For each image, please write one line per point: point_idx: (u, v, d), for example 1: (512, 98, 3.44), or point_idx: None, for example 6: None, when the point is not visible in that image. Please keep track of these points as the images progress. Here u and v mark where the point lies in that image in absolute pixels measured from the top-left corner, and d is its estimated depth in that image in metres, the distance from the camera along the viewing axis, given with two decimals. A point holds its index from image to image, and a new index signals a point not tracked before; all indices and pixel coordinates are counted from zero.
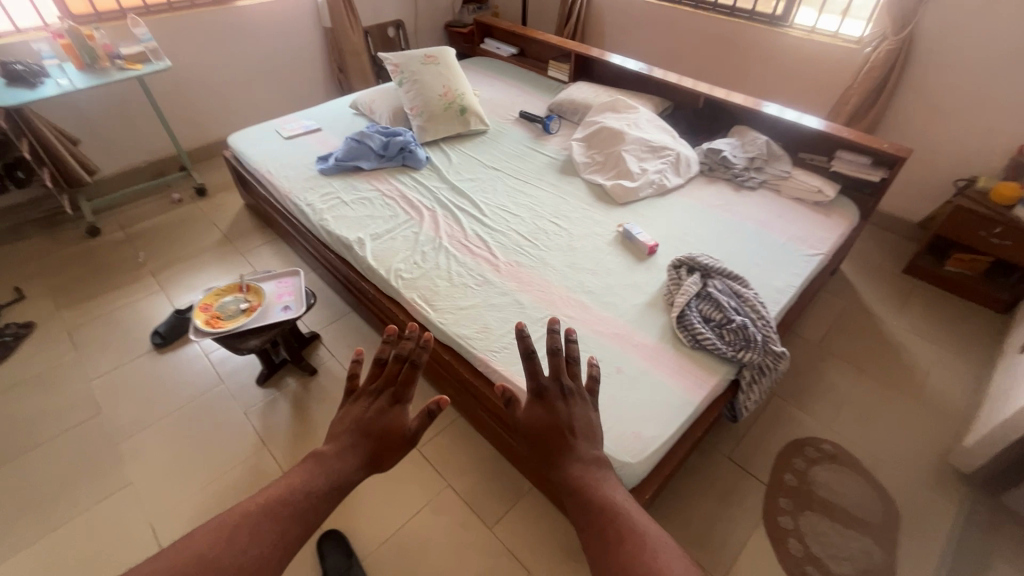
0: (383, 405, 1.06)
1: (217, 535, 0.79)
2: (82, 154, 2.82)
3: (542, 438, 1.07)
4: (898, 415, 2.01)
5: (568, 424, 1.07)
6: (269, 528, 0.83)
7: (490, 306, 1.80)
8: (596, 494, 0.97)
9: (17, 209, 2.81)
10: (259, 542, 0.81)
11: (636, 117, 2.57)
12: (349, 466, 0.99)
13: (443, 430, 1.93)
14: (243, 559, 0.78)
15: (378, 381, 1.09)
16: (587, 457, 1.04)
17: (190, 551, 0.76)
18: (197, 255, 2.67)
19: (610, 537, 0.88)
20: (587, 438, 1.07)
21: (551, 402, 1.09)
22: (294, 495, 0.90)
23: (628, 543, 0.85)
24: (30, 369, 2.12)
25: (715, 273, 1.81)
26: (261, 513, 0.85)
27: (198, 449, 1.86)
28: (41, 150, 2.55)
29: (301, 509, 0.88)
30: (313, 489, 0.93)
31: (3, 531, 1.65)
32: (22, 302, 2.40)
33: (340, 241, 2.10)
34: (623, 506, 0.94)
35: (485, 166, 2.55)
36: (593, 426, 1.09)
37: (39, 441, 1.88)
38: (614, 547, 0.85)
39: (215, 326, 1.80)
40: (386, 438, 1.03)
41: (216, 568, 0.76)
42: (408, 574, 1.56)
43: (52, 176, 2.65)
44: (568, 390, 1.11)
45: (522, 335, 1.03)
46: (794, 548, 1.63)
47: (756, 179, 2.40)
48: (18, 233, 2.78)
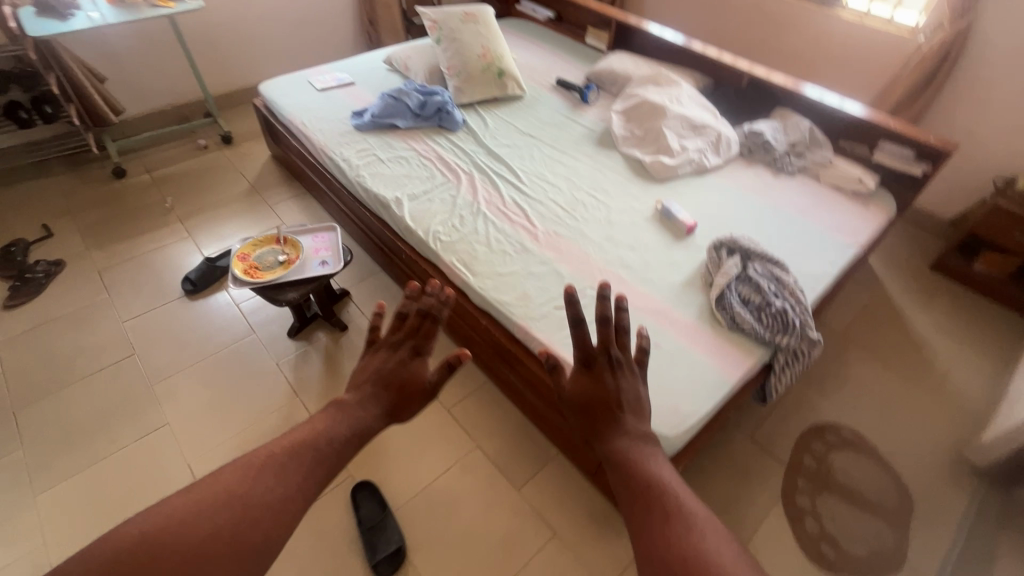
0: (403, 358, 1.02)
1: (243, 473, 0.77)
2: (109, 93, 2.76)
3: (585, 407, 0.99)
4: (918, 408, 2.05)
5: (615, 395, 0.98)
6: (296, 468, 0.81)
7: (529, 274, 1.81)
8: (643, 470, 0.88)
9: (42, 145, 2.77)
10: (287, 480, 0.79)
11: (678, 92, 2.51)
12: (370, 416, 0.95)
13: (472, 392, 1.97)
14: (269, 496, 0.77)
15: (399, 334, 1.05)
16: (634, 433, 0.96)
17: (213, 491, 0.74)
18: (225, 204, 2.65)
19: (657, 518, 0.80)
20: (634, 413, 0.97)
21: (598, 371, 1.00)
22: (317, 439, 0.87)
23: (677, 524, 0.77)
24: (63, 307, 2.14)
25: (755, 257, 1.82)
26: (284, 455, 0.83)
27: (232, 395, 1.90)
28: (69, 86, 2.49)
29: (324, 454, 0.86)
30: (336, 435, 0.90)
31: (45, 461, 1.70)
32: (50, 240, 2.40)
33: (377, 199, 2.09)
34: (674, 486, 0.85)
35: (522, 133, 2.50)
36: (641, 401, 1.00)
37: (75, 377, 1.92)
38: (660, 525, 0.78)
39: (254, 276, 1.80)
40: (405, 392, 0.99)
41: (244, 503, 0.74)
42: (439, 526, 1.62)
43: (78, 114, 2.60)
44: (617, 360, 1.00)
45: (573, 301, 0.92)
46: (810, 526, 1.69)
47: (796, 164, 2.37)
48: (44, 169, 2.76)
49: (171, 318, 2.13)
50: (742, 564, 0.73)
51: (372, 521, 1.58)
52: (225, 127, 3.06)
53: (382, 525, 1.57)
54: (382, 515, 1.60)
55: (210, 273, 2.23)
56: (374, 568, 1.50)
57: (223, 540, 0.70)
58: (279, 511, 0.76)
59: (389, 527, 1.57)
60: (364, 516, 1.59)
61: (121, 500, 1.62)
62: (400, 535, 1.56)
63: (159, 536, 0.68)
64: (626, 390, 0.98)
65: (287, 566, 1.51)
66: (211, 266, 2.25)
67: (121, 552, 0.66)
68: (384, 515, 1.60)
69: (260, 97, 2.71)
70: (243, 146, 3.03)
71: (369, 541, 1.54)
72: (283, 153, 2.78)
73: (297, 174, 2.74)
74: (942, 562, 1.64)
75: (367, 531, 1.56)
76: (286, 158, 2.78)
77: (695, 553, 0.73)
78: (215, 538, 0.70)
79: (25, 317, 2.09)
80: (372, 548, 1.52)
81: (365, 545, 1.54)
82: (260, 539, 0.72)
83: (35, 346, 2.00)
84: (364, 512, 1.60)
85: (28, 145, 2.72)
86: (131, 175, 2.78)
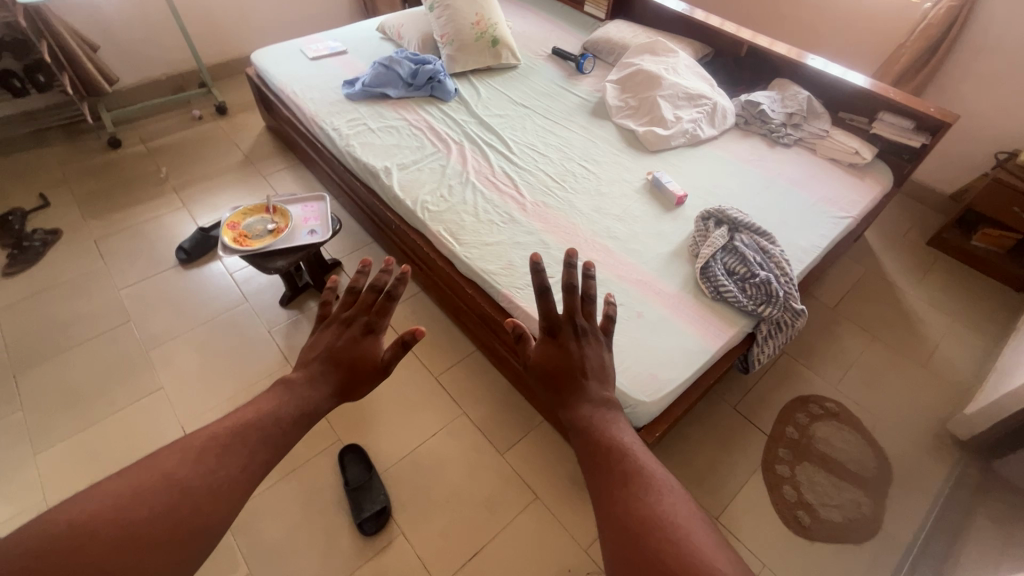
0: (354, 335, 0.93)
1: (183, 455, 0.69)
2: (102, 62, 2.75)
3: (550, 375, 0.99)
4: (904, 381, 2.06)
5: (580, 362, 0.98)
6: (241, 449, 0.73)
7: (515, 244, 1.81)
8: (605, 433, 0.88)
9: (38, 115, 2.77)
10: (231, 462, 0.71)
11: (674, 62, 2.46)
12: (320, 396, 0.87)
13: (460, 362, 2.00)
14: (211, 480, 0.69)
15: (351, 310, 0.95)
16: (599, 398, 0.95)
17: (140, 479, 0.65)
18: (219, 175, 2.66)
19: (615, 479, 0.79)
20: (598, 378, 0.97)
21: (562, 338, 1.00)
22: (263, 420, 0.79)
23: (634, 484, 0.76)
24: (59, 276, 2.17)
25: (742, 228, 1.81)
26: (228, 435, 0.74)
27: (225, 361, 1.94)
28: (61, 54, 2.47)
29: (272, 434, 0.78)
30: (284, 414, 0.81)
31: (44, 422, 1.75)
32: (47, 209, 2.43)
33: (367, 168, 2.09)
34: (635, 447, 0.85)
35: (515, 103, 2.47)
36: (606, 366, 1.00)
37: (73, 343, 1.96)
38: (618, 487, 0.77)
39: (242, 245, 1.82)
40: (358, 369, 0.90)
41: (184, 487, 0.66)
42: (424, 488, 1.67)
43: (72, 83, 2.59)
44: (581, 327, 1.02)
45: (536, 269, 0.92)
46: (788, 494, 1.72)
47: (792, 136, 2.34)
48: (41, 140, 2.77)
49: (165, 286, 2.16)
50: (699, 522, 0.72)
51: (358, 483, 1.62)
52: (218, 96, 3.04)
53: (368, 487, 1.61)
54: (368, 477, 1.64)
55: (203, 243, 2.26)
56: (360, 527, 1.55)
57: (162, 525, 0.63)
58: (223, 494, 0.68)
59: (375, 488, 1.62)
60: (351, 479, 1.64)
61: (117, 460, 1.68)
62: (386, 496, 1.61)
63: (79, 527, 0.59)
64: (590, 356, 0.98)
65: (277, 523, 1.57)
66: (203, 236, 2.27)
67: (35, 551, 0.57)
68: (370, 478, 1.64)
69: (252, 65, 2.68)
70: (237, 117, 3.03)
71: (355, 502, 1.58)
72: (276, 124, 2.78)
73: (290, 144, 2.73)
74: (917, 529, 1.67)
75: (353, 492, 1.60)
76: (279, 129, 2.77)
77: (651, 510, 0.72)
78: (148, 524, 0.62)
79: (23, 285, 2.13)
80: (358, 508, 1.57)
81: (351, 506, 1.59)
82: (202, 522, 0.65)
83: (33, 313, 2.04)
84: (350, 475, 1.65)
85: (23, 115, 2.73)
86: (126, 145, 2.79)
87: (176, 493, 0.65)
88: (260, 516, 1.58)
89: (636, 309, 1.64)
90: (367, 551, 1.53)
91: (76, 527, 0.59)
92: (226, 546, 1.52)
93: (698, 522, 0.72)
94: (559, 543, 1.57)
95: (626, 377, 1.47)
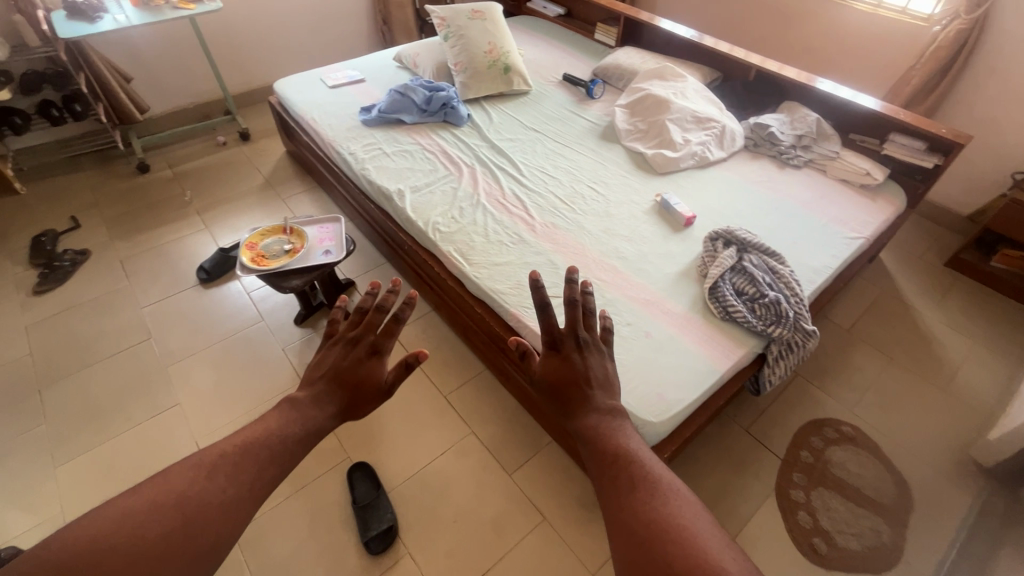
0: (360, 356, 0.94)
1: (195, 471, 0.71)
2: (134, 92, 2.89)
3: (554, 387, 0.99)
4: (923, 405, 2.01)
5: (583, 373, 0.99)
6: (249, 468, 0.75)
7: (524, 264, 1.84)
8: (611, 442, 0.88)
9: (73, 142, 2.92)
10: (240, 479, 0.73)
11: (683, 86, 2.51)
12: (323, 415, 0.88)
13: (469, 380, 2.01)
14: (221, 498, 0.70)
15: (356, 330, 0.96)
16: (604, 407, 0.96)
17: (151, 497, 0.67)
18: (240, 198, 2.75)
19: (622, 485, 0.79)
20: (602, 388, 0.98)
21: (565, 350, 1.01)
22: (270, 438, 0.80)
23: (640, 490, 0.76)
24: (86, 294, 2.26)
25: (751, 249, 1.81)
26: (236, 454, 0.75)
27: (240, 378, 1.98)
28: (97, 85, 2.62)
29: (278, 453, 0.79)
30: (290, 433, 0.83)
31: (66, 436, 1.80)
32: (78, 230, 2.54)
33: (381, 191, 2.15)
34: (640, 453, 0.85)
35: (526, 127, 2.53)
36: (609, 376, 1.01)
37: (97, 359, 2.03)
38: (625, 494, 0.77)
39: (260, 264, 1.87)
40: (361, 390, 0.91)
41: (196, 505, 0.68)
42: (431, 507, 1.66)
43: (106, 112, 2.73)
44: (583, 338, 1.02)
45: (535, 286, 0.94)
46: (803, 520, 1.67)
47: (802, 157, 2.34)
48: (75, 165, 2.91)
49: (186, 305, 2.23)
50: (709, 526, 0.72)
51: (365, 501, 1.63)
52: (242, 123, 3.17)
53: (374, 505, 1.62)
54: (375, 496, 1.64)
55: (223, 263, 2.33)
56: (366, 545, 1.55)
57: (171, 543, 0.64)
58: (233, 511, 0.70)
59: (381, 506, 1.62)
60: (358, 497, 1.64)
61: (132, 474, 1.71)
62: (393, 515, 1.61)
63: (96, 544, 0.61)
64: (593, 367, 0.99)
65: (284, 540, 1.58)
66: (224, 255, 2.34)
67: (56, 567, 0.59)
68: (377, 496, 1.64)
69: (275, 94, 2.80)
70: (259, 142, 3.14)
71: (361, 520, 1.59)
72: (296, 150, 2.88)
73: (308, 168, 2.82)
74: (940, 560, 1.61)
75: (360, 510, 1.61)
76: (299, 154, 2.87)
77: (657, 514, 0.72)
78: (163, 541, 0.64)
79: (51, 303, 2.22)
80: (365, 527, 1.57)
81: (358, 523, 1.59)
82: (210, 540, 0.67)
83: (60, 330, 2.12)
84: (357, 492, 1.65)
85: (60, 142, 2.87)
86: (154, 170, 2.91)
87: (184, 511, 0.67)
88: (268, 533, 1.59)
89: (644, 328, 1.64)
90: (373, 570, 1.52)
91: (89, 546, 0.61)
92: (235, 562, 1.53)
93: (707, 527, 0.71)
94: (566, 566, 1.55)
95: (634, 398, 1.47)
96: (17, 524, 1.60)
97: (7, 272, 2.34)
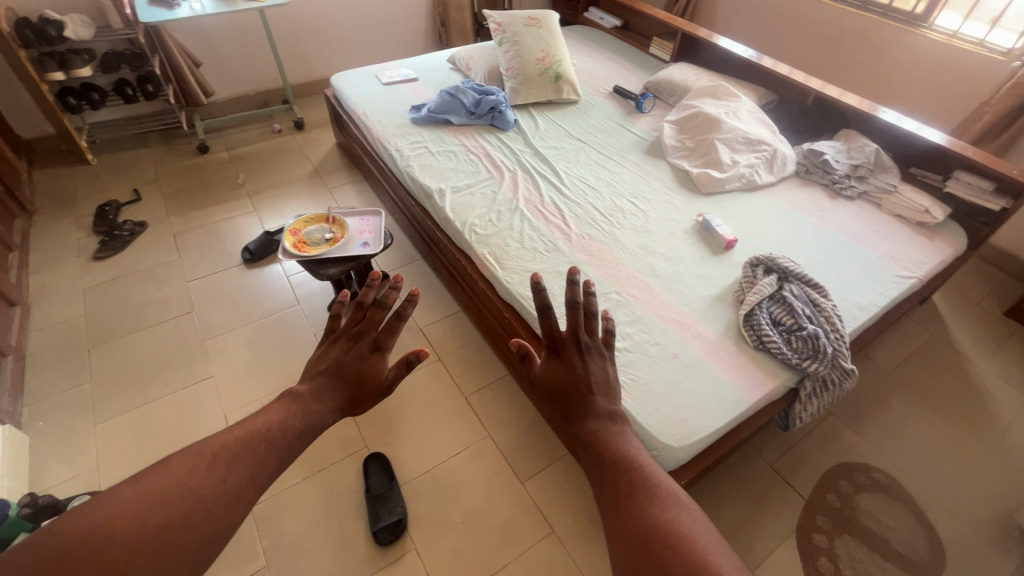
0: (361, 352, 0.95)
1: (197, 463, 0.70)
2: (202, 77, 3.05)
3: (555, 391, 0.98)
4: (967, 460, 1.88)
5: (583, 376, 0.98)
6: (249, 461, 0.74)
7: (556, 273, 1.83)
8: (611, 447, 0.86)
9: (143, 120, 3.10)
10: (240, 470, 0.72)
11: (736, 106, 2.45)
12: (326, 410, 0.89)
13: (491, 383, 2.02)
14: (221, 488, 0.70)
15: (358, 326, 0.97)
16: (605, 412, 0.94)
17: (149, 487, 0.66)
18: (289, 184, 2.85)
19: (620, 491, 0.77)
20: (603, 393, 0.96)
21: (567, 353, 1.00)
22: (270, 430, 0.80)
23: (640, 496, 0.75)
24: (139, 264, 2.38)
25: (793, 278, 1.74)
26: (237, 445, 0.75)
27: (272, 358, 2.05)
28: (169, 68, 2.77)
29: (279, 445, 0.79)
30: (292, 425, 0.83)
31: (108, 396, 1.91)
32: (138, 203, 2.68)
33: (423, 189, 2.18)
34: (640, 460, 0.83)
35: (571, 137, 2.53)
36: (609, 379, 1.00)
37: (143, 326, 2.13)
38: (624, 500, 0.75)
39: (301, 251, 1.94)
40: (362, 386, 0.93)
41: (197, 495, 0.67)
42: (441, 506, 1.67)
43: (175, 94, 2.88)
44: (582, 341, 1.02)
45: (536, 287, 0.94)
46: (824, 566, 1.60)
47: (856, 188, 2.25)
48: (143, 141, 3.09)
49: (229, 283, 2.32)
50: (714, 539, 0.69)
51: (378, 492, 1.65)
52: (298, 113, 3.29)
53: (386, 497, 1.64)
54: (389, 488, 1.67)
55: (266, 246, 2.42)
56: (375, 536, 1.57)
57: (173, 530, 0.64)
58: (233, 501, 0.69)
59: (393, 498, 1.64)
60: (372, 486, 1.67)
61: (165, 439, 1.79)
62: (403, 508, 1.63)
63: (94, 535, 0.59)
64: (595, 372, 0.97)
65: (297, 521, 1.62)
66: (268, 239, 2.44)
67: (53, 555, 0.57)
68: (390, 488, 1.66)
69: (332, 87, 2.90)
70: (312, 132, 3.26)
71: (373, 510, 1.61)
72: (346, 142, 2.97)
73: (356, 160, 2.90)
74: None
75: (372, 500, 1.64)
76: (348, 146, 2.96)
77: (658, 522, 0.70)
78: (164, 531, 0.63)
79: (108, 270, 2.35)
80: (375, 517, 1.60)
81: (369, 513, 1.62)
82: (210, 530, 0.66)
83: (113, 296, 2.24)
84: (371, 482, 1.68)
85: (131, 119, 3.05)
86: (213, 151, 3.05)
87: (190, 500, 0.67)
88: (283, 511, 1.64)
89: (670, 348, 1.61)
90: (379, 561, 1.54)
91: (90, 534, 0.60)
92: (249, 536, 1.57)
93: (711, 539, 0.69)
94: None
95: (656, 419, 1.44)
96: (57, 475, 1.70)
97: (72, 237, 2.50)
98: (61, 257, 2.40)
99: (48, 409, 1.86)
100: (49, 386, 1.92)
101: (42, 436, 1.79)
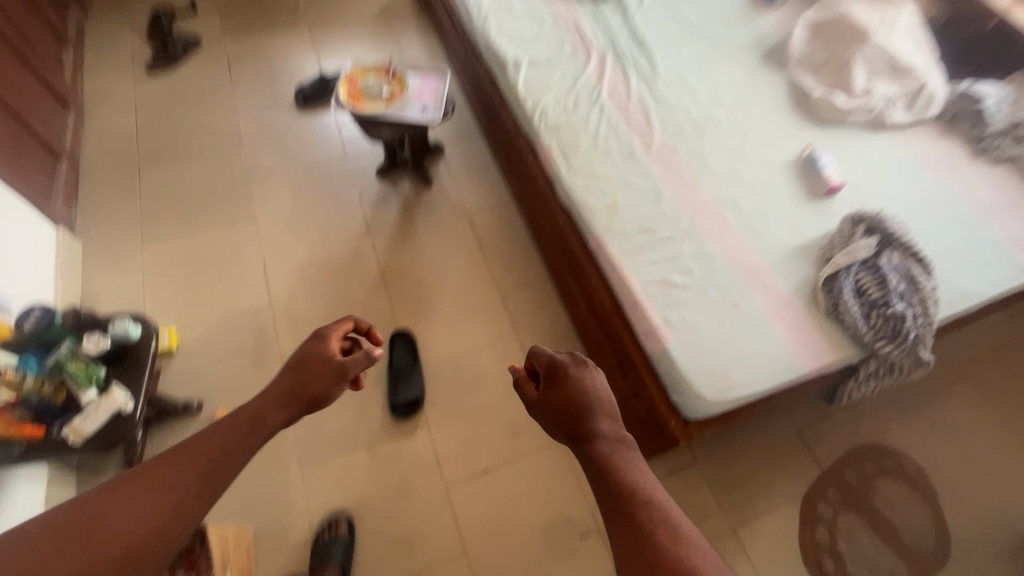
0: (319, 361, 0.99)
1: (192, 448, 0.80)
2: None
3: (561, 414, 1.02)
4: (1010, 471, 1.76)
5: (585, 399, 1.02)
6: (238, 437, 0.84)
7: (626, 185, 1.63)
8: (618, 473, 0.91)
9: None
10: (236, 450, 0.83)
11: (893, 18, 1.97)
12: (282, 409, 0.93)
13: (528, 285, 1.93)
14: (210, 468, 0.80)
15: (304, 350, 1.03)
16: (612, 435, 0.99)
17: (135, 481, 0.75)
18: (353, 21, 2.57)
19: (636, 521, 0.83)
20: (604, 416, 1.01)
21: (563, 376, 1.07)
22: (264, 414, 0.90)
23: (648, 527, 0.82)
24: (191, 85, 2.27)
25: (895, 245, 1.50)
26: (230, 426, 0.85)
27: (314, 214, 2.00)
28: None
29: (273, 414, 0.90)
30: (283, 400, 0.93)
31: (155, 219, 1.92)
32: (193, 15, 2.48)
33: (496, 56, 1.91)
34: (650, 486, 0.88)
35: (679, 20, 2.12)
36: (605, 400, 1.04)
37: (191, 153, 2.08)
38: (633, 530, 0.82)
39: (355, 105, 1.76)
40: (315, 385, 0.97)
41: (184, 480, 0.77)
42: (458, 394, 1.70)
43: None
44: (573, 364, 1.09)
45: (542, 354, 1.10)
46: (820, 536, 1.59)
47: (1009, 151, 1.84)
48: None
49: (279, 124, 2.20)
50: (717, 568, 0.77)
51: (400, 367, 1.68)
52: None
53: (407, 375, 1.67)
54: (410, 366, 1.69)
55: (321, 90, 2.25)
56: (391, 408, 1.63)
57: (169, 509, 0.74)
58: (222, 478, 0.80)
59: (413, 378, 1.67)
60: (395, 361, 1.70)
61: (205, 273, 1.83)
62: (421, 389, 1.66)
63: (86, 516, 0.70)
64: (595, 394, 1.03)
65: None
66: (324, 83, 2.25)
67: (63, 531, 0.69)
68: (412, 367, 1.68)
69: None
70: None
71: (392, 384, 1.65)
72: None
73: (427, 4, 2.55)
74: None
75: (393, 374, 1.67)
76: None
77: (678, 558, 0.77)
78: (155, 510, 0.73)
79: (160, 85, 2.25)
80: (393, 391, 1.64)
81: (388, 385, 1.66)
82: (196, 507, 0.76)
83: (163, 114, 2.17)
84: (395, 357, 1.70)
85: None
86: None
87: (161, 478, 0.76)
88: None
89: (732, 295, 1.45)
90: (392, 431, 1.61)
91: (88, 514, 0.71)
92: (276, 381, 1.65)
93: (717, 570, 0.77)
94: (567, 490, 1.58)
95: (696, 368, 1.34)
96: (106, 284, 1.78)
97: (126, 40, 2.37)
98: (115, 61, 2.29)
99: (100, 219, 1.90)
100: (100, 196, 1.94)
101: (94, 244, 1.85)
